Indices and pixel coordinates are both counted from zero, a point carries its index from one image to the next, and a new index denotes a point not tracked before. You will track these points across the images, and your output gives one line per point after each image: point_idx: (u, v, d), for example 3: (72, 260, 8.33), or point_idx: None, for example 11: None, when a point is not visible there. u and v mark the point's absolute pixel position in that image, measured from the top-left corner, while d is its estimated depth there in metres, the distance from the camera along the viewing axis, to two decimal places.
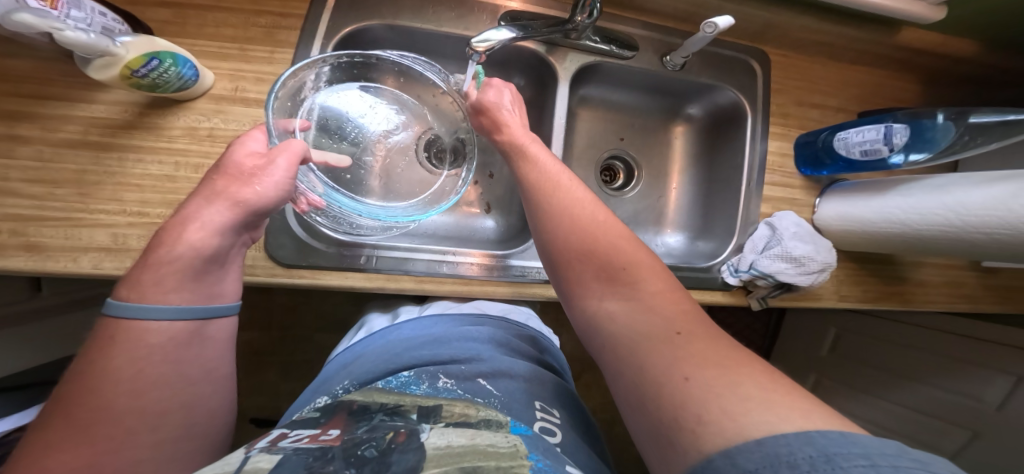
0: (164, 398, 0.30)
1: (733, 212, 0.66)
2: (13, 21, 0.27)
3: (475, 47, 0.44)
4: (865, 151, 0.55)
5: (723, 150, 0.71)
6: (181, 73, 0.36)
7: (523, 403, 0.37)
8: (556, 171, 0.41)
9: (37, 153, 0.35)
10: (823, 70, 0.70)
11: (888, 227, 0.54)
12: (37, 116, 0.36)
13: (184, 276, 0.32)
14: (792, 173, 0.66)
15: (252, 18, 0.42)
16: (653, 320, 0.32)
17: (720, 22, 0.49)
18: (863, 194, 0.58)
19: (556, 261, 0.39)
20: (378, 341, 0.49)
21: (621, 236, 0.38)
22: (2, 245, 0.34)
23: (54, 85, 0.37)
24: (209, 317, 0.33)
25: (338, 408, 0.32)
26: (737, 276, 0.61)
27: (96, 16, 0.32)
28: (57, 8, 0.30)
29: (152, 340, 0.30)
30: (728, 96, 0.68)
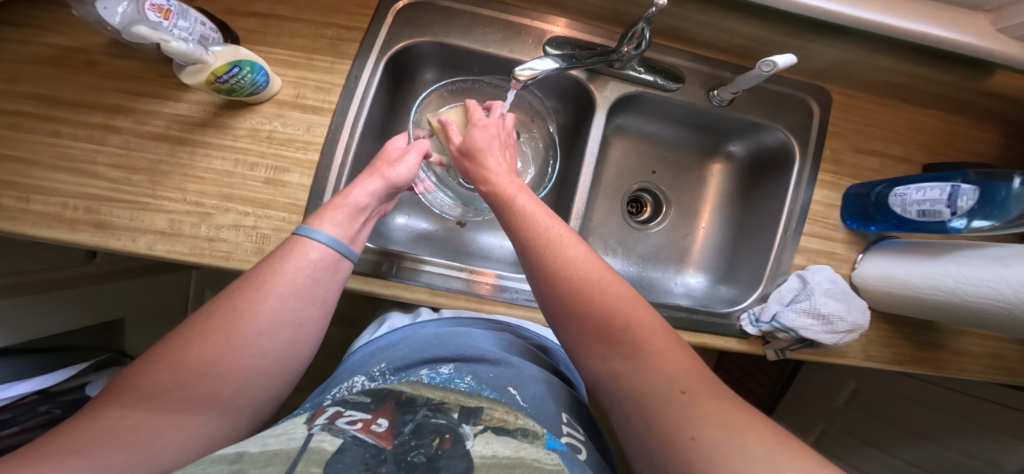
0: (289, 314, 0.34)
1: (765, 261, 0.65)
2: (134, 33, 0.32)
3: (519, 76, 0.44)
4: (922, 211, 0.52)
5: (764, 194, 0.69)
6: (254, 80, 0.39)
7: (552, 415, 0.38)
8: (547, 225, 0.40)
9: (123, 142, 0.39)
10: (887, 119, 0.66)
11: (933, 294, 0.51)
12: (132, 110, 0.40)
13: (346, 218, 0.40)
14: (837, 225, 0.63)
15: (321, 30, 0.45)
16: (655, 381, 0.32)
17: (779, 60, 0.48)
18: (911, 254, 0.56)
19: (556, 320, 0.38)
20: (399, 336, 0.51)
21: (621, 292, 0.37)
22: (76, 220, 0.37)
23: (151, 85, 0.41)
24: (349, 254, 0.39)
25: (387, 396, 0.35)
26: (756, 326, 0.60)
27: (197, 26, 0.36)
28: (168, 19, 0.33)
29: (311, 257, 0.37)
30: (777, 136, 0.65)
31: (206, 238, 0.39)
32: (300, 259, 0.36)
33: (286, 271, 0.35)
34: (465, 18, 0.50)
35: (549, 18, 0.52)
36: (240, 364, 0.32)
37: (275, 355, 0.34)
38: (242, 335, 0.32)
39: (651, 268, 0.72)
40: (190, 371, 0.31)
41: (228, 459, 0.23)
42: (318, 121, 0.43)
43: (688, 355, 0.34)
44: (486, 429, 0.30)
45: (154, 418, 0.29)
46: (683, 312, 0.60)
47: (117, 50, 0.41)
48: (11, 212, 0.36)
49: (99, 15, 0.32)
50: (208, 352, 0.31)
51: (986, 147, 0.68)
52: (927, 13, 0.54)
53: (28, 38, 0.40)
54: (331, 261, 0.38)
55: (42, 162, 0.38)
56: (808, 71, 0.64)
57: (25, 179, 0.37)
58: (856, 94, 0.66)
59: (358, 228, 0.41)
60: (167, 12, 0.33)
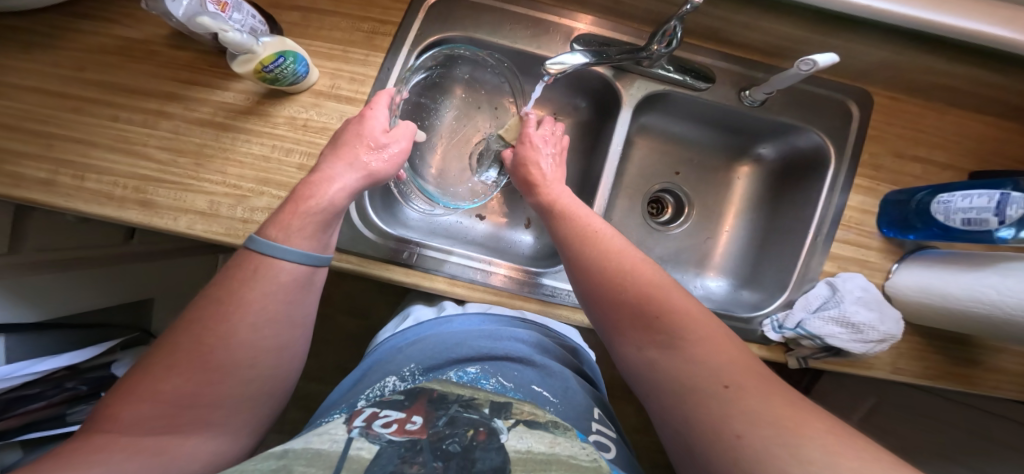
0: (269, 339, 0.34)
1: (793, 267, 0.63)
2: (198, 23, 0.34)
3: (548, 69, 0.45)
4: (967, 220, 0.50)
5: (794, 199, 0.67)
6: (296, 70, 0.40)
7: (581, 413, 0.40)
8: (587, 220, 0.44)
9: (172, 127, 0.42)
10: (931, 125, 0.63)
11: (973, 306, 0.49)
12: (181, 97, 0.43)
13: (319, 223, 0.36)
14: (871, 232, 0.61)
15: (358, 23, 0.47)
16: (694, 368, 0.32)
17: (822, 59, 0.46)
18: (951, 266, 0.53)
19: (596, 313, 0.40)
20: (427, 330, 0.49)
21: (657, 280, 0.39)
22: (124, 198, 0.40)
23: (200, 73, 0.43)
24: (322, 265, 0.37)
25: (420, 393, 0.35)
26: (780, 333, 0.58)
27: (249, 19, 0.38)
28: (225, 12, 0.35)
29: (281, 279, 0.34)
30: (812, 139, 0.64)
31: (241, 219, 0.41)
32: (269, 282, 0.33)
33: (253, 298, 0.33)
34: (495, 14, 0.51)
35: (573, 15, 0.53)
36: (225, 387, 0.32)
37: (261, 373, 0.34)
38: (218, 364, 0.32)
39: (670, 269, 0.71)
40: (173, 404, 0.30)
41: (273, 454, 0.24)
42: (352, 112, 0.45)
43: (733, 343, 0.34)
44: (519, 422, 0.30)
45: (147, 441, 0.29)
46: None
47: (171, 40, 0.44)
48: (66, 190, 0.39)
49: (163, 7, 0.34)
50: (184, 386, 0.31)
51: None
52: (976, 12, 0.52)
53: (92, 28, 0.43)
54: (305, 277, 0.35)
55: (97, 142, 0.40)
56: (847, 72, 0.62)
57: (83, 159, 0.40)
58: (897, 99, 0.63)
59: (330, 234, 0.38)
60: (224, 5, 0.35)
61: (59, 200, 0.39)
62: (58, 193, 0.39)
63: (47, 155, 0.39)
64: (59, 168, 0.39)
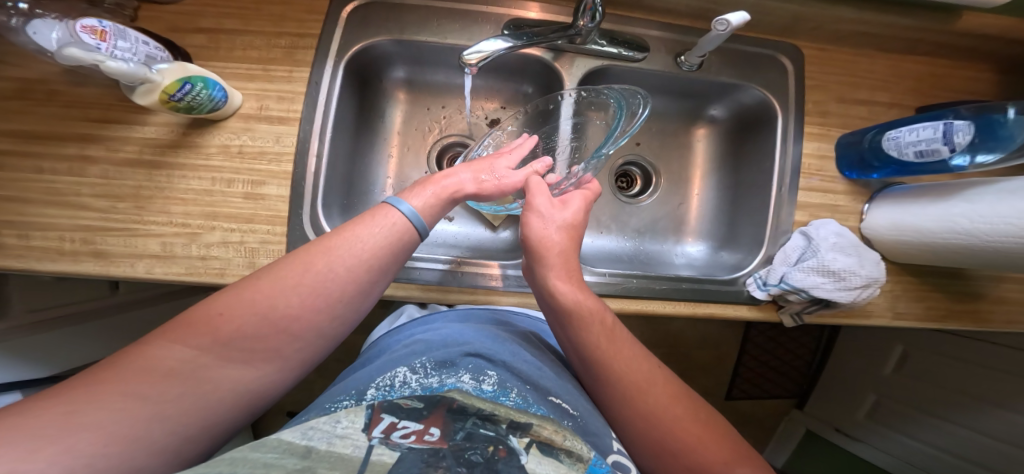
0: (361, 282, 0.36)
1: (764, 220, 0.62)
2: (68, 56, 0.31)
3: (468, 60, 0.44)
4: (920, 152, 0.50)
5: (753, 153, 0.67)
6: (212, 95, 0.39)
7: (600, 426, 0.38)
8: (625, 351, 0.42)
9: (102, 172, 0.40)
10: (871, 65, 0.64)
11: (950, 237, 0.49)
12: (103, 138, 0.41)
13: (438, 199, 0.42)
14: (835, 177, 0.61)
15: (273, 40, 0.46)
16: None
17: (732, 18, 0.48)
18: (920, 198, 0.53)
19: (628, 439, 0.39)
20: (421, 327, 0.49)
21: (697, 423, 0.37)
22: (74, 251, 0.39)
23: (116, 110, 0.42)
24: (422, 230, 0.40)
25: (440, 400, 0.34)
26: (765, 290, 0.58)
27: (140, 46, 0.36)
28: (106, 40, 0.34)
29: (387, 224, 0.38)
30: (754, 95, 0.64)
31: (199, 257, 0.40)
32: (372, 225, 0.37)
33: (362, 235, 0.37)
34: (418, 13, 0.51)
35: (525, 5, 0.53)
36: (291, 338, 0.33)
37: (329, 321, 0.35)
38: (283, 308, 0.33)
39: (649, 241, 0.71)
40: (239, 338, 0.31)
41: (300, 452, 0.25)
42: (287, 130, 0.44)
43: None
44: (533, 443, 0.30)
45: (223, 369, 0.31)
46: (687, 284, 0.59)
47: (80, 80, 0.42)
48: (14, 251, 0.38)
49: (36, 41, 0.33)
50: (252, 323, 0.32)
51: (981, 83, 0.65)
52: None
53: None
54: (404, 231, 0.38)
55: (29, 198, 0.39)
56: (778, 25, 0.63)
57: (21, 216, 0.39)
58: (832, 44, 0.64)
59: (436, 211, 0.42)
60: (101, 34, 0.33)
61: (8, 262, 0.38)
62: (5, 256, 0.38)
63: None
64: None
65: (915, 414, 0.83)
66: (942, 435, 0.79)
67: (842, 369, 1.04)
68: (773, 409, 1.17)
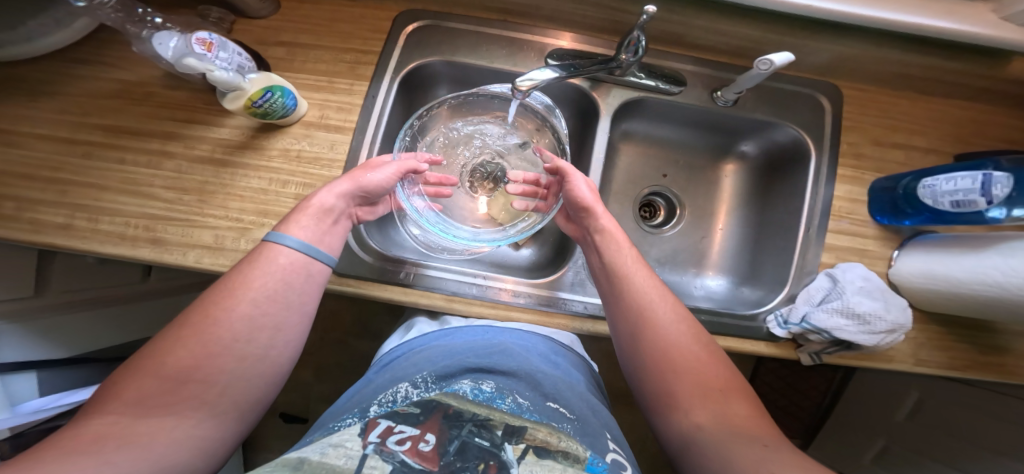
0: (268, 316, 0.36)
1: (790, 258, 0.63)
2: (185, 65, 0.37)
3: (519, 86, 0.46)
4: (956, 202, 0.50)
5: (782, 192, 0.67)
6: (285, 103, 0.43)
7: (597, 429, 0.39)
8: (649, 278, 0.46)
9: (176, 166, 0.44)
10: (909, 112, 0.64)
11: (980, 289, 0.48)
12: (183, 136, 0.45)
13: (317, 219, 0.41)
14: (865, 221, 0.61)
15: (340, 55, 0.50)
16: (741, 435, 0.35)
17: (778, 58, 0.49)
18: (952, 249, 0.53)
19: (641, 358, 0.42)
20: (436, 340, 0.51)
21: (707, 351, 0.42)
22: (136, 237, 0.42)
23: (199, 112, 0.46)
24: (319, 256, 0.40)
25: (435, 408, 0.36)
26: (785, 329, 0.57)
27: (236, 56, 0.40)
28: (211, 51, 0.37)
29: (280, 261, 0.37)
30: (789, 133, 0.65)
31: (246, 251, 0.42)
32: (270, 264, 0.37)
33: (257, 275, 0.36)
34: (470, 38, 0.54)
35: (555, 34, 0.55)
36: (228, 370, 0.33)
37: (246, 357, 0.34)
38: (219, 341, 0.33)
39: (668, 271, 0.71)
40: (171, 379, 0.31)
41: (293, 463, 0.27)
42: (344, 140, 0.47)
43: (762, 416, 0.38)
44: (529, 450, 0.31)
45: (142, 421, 0.29)
46: (705, 316, 0.59)
47: (172, 83, 0.46)
48: (82, 232, 0.41)
49: (157, 50, 0.38)
50: (189, 357, 0.32)
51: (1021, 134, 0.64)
52: (933, 5, 0.53)
53: (98, 75, 0.46)
54: (302, 265, 0.38)
55: (107, 185, 0.42)
56: (814, 67, 0.64)
57: (95, 202, 0.42)
58: (869, 88, 0.65)
59: (328, 233, 0.42)
60: (209, 45, 0.37)
61: (74, 243, 0.40)
62: (74, 236, 0.40)
63: (62, 201, 0.41)
64: (74, 213, 0.41)
65: (928, 463, 0.80)
66: None
67: (851, 413, 1.01)
68: None
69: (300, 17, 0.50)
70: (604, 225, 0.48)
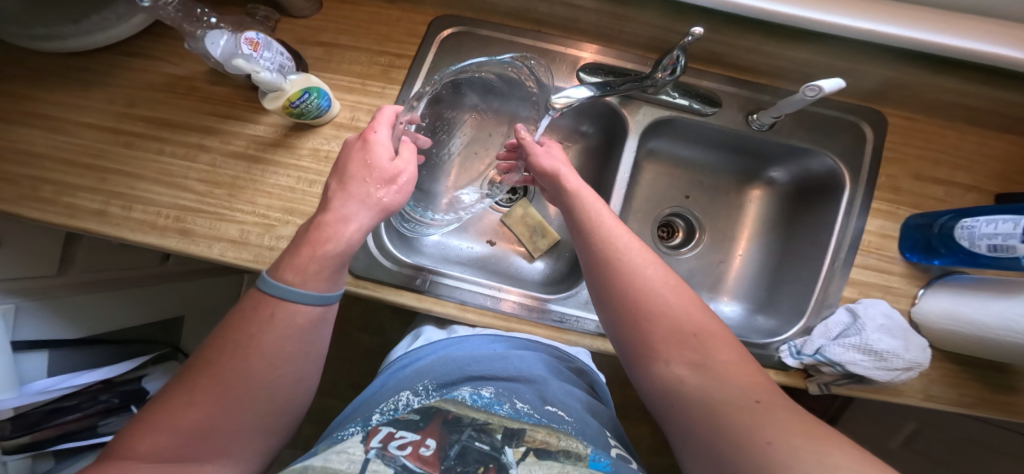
0: (288, 374, 0.34)
1: (811, 290, 0.61)
2: (234, 66, 0.38)
3: (554, 103, 0.48)
4: (994, 246, 0.47)
5: (810, 221, 0.66)
6: (319, 104, 0.43)
7: (597, 434, 0.38)
8: (620, 231, 0.43)
9: (211, 160, 0.45)
10: (953, 146, 0.62)
11: (1014, 338, 0.46)
12: (219, 131, 0.46)
13: (335, 266, 0.35)
14: (894, 257, 0.59)
15: (375, 57, 0.50)
16: (726, 387, 0.32)
17: (828, 85, 0.47)
18: (982, 292, 0.50)
19: (620, 317, 0.39)
20: (439, 351, 0.52)
21: (688, 299, 0.38)
22: (165, 226, 0.42)
23: (236, 108, 0.46)
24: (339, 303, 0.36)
25: (434, 414, 0.36)
26: (798, 359, 0.56)
27: (278, 56, 0.41)
28: (257, 51, 0.38)
29: (298, 320, 0.34)
30: (824, 162, 0.63)
31: (269, 247, 0.43)
32: (287, 323, 0.33)
33: (275, 336, 0.33)
34: (504, 47, 0.53)
35: (580, 45, 0.54)
36: (247, 421, 0.32)
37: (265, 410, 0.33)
38: (240, 397, 0.32)
39: None
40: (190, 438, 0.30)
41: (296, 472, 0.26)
42: None
43: (746, 363, 0.35)
44: (529, 452, 0.31)
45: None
46: None
47: (214, 78, 0.47)
48: (116, 219, 0.42)
49: (208, 48, 0.39)
50: (205, 416, 0.30)
51: None
52: (1012, 34, 0.49)
53: (148, 68, 0.47)
54: (319, 318, 0.35)
55: (143, 174, 0.43)
56: (855, 93, 0.62)
57: (131, 190, 0.43)
58: (913, 119, 0.62)
59: (345, 271, 0.37)
60: (255, 45, 0.38)
61: (107, 229, 0.42)
62: (108, 223, 0.42)
63: (99, 188, 0.43)
64: (109, 200, 0.42)
65: None
66: None
67: None
68: None
69: (342, 18, 0.51)
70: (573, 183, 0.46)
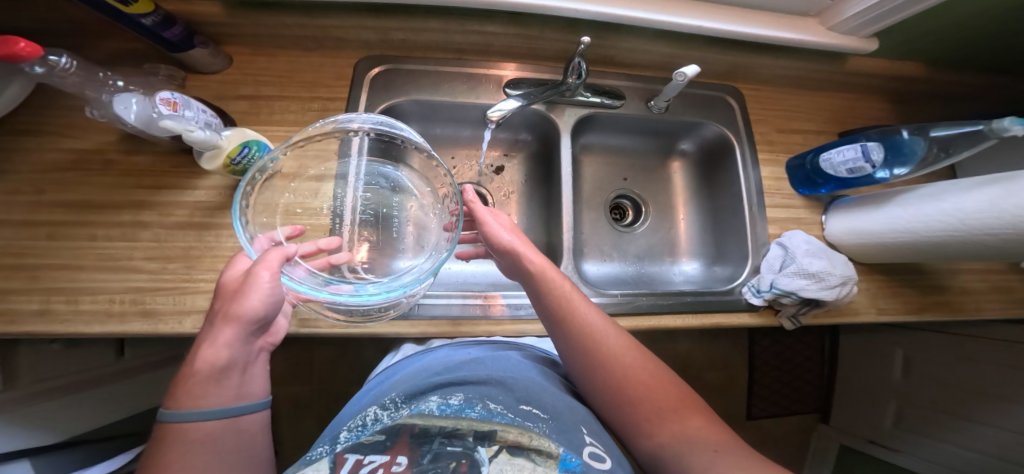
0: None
1: (743, 235, 0.70)
2: (162, 127, 0.37)
3: (491, 116, 0.53)
4: (850, 170, 0.60)
5: (721, 178, 0.77)
6: (261, 157, 0.44)
7: (569, 426, 0.41)
8: (585, 309, 0.47)
9: (154, 235, 0.42)
10: (802, 100, 0.77)
11: (896, 237, 0.58)
12: (156, 204, 0.43)
13: (207, 383, 0.34)
14: (791, 194, 0.71)
15: (308, 104, 0.52)
16: (695, 444, 0.40)
17: (687, 71, 0.57)
18: (866, 206, 0.63)
19: (602, 396, 0.45)
20: (415, 363, 0.51)
21: (652, 367, 0.46)
22: (123, 312, 0.39)
23: (167, 175, 0.44)
24: (241, 412, 0.36)
25: (401, 429, 0.35)
26: (759, 297, 0.63)
27: (201, 114, 0.39)
28: (177, 110, 0.37)
29: (197, 436, 0.33)
30: (714, 130, 0.75)
31: None
32: (186, 445, 0.33)
33: (177, 458, 0.32)
34: (431, 77, 0.57)
35: (499, 65, 0.60)
36: None
37: None
38: None
39: (648, 264, 0.76)
40: None
41: None
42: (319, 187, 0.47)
43: (706, 416, 0.43)
44: (502, 448, 0.33)
45: None
46: (691, 296, 0.63)
47: (132, 146, 0.44)
48: (63, 316, 0.38)
49: (116, 111, 0.36)
50: None
51: (885, 112, 0.80)
52: (778, 21, 0.64)
53: (45, 146, 0.43)
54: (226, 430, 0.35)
55: (81, 264, 0.40)
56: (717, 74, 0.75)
57: (71, 282, 0.39)
58: (765, 86, 0.77)
59: (238, 382, 0.37)
60: (175, 105, 0.37)
61: (56, 329, 0.38)
62: (54, 321, 0.38)
63: (33, 287, 0.38)
64: (50, 297, 0.39)
65: (945, 419, 0.95)
66: (974, 437, 0.90)
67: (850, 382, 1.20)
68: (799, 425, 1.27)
69: (256, 70, 0.52)
70: (536, 264, 0.48)
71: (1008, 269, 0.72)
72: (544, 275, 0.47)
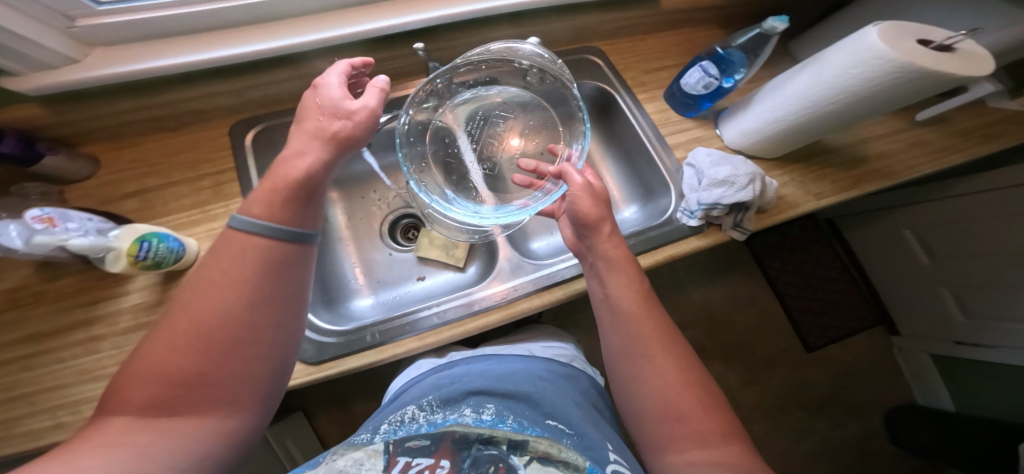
0: (258, 311, 0.39)
1: (656, 166, 0.76)
2: (40, 244, 0.42)
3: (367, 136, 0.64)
4: (705, 86, 0.68)
5: (616, 125, 0.82)
6: (168, 246, 0.48)
7: (598, 446, 0.44)
8: (650, 314, 0.51)
9: (115, 343, 0.47)
10: (661, 38, 0.84)
11: (773, 126, 0.64)
12: (104, 317, 0.48)
13: (289, 205, 0.43)
14: (681, 120, 0.77)
15: (195, 184, 0.59)
16: (724, 468, 0.41)
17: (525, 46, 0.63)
18: (740, 112, 0.70)
19: (637, 390, 0.49)
20: (441, 371, 0.60)
21: (696, 392, 0.47)
22: None
23: (108, 285, 0.50)
24: (295, 238, 0.43)
25: (443, 436, 0.38)
26: (694, 217, 0.66)
27: (88, 223, 0.45)
28: (57, 225, 0.43)
29: (257, 251, 0.41)
30: (590, 87, 0.80)
31: None
32: (245, 253, 0.40)
33: (232, 264, 0.40)
34: None
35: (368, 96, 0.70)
36: (224, 383, 0.38)
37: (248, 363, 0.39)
38: (206, 332, 0.37)
39: None
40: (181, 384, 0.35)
41: None
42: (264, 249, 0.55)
43: (742, 451, 0.44)
44: (533, 459, 0.35)
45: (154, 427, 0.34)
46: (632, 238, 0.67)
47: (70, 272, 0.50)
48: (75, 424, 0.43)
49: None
50: (192, 363, 0.36)
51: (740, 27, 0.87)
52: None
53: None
54: (283, 259, 0.42)
55: (63, 382, 0.45)
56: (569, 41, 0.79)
57: (66, 398, 0.44)
58: (616, 40, 0.82)
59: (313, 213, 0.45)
60: (52, 221, 0.43)
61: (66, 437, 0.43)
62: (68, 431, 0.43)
63: (34, 411, 0.43)
64: (56, 413, 0.43)
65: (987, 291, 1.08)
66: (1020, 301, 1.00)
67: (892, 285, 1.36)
68: (874, 341, 1.42)
69: (127, 163, 0.58)
70: (611, 253, 0.52)
71: (911, 126, 0.79)
72: (615, 276, 0.51)
